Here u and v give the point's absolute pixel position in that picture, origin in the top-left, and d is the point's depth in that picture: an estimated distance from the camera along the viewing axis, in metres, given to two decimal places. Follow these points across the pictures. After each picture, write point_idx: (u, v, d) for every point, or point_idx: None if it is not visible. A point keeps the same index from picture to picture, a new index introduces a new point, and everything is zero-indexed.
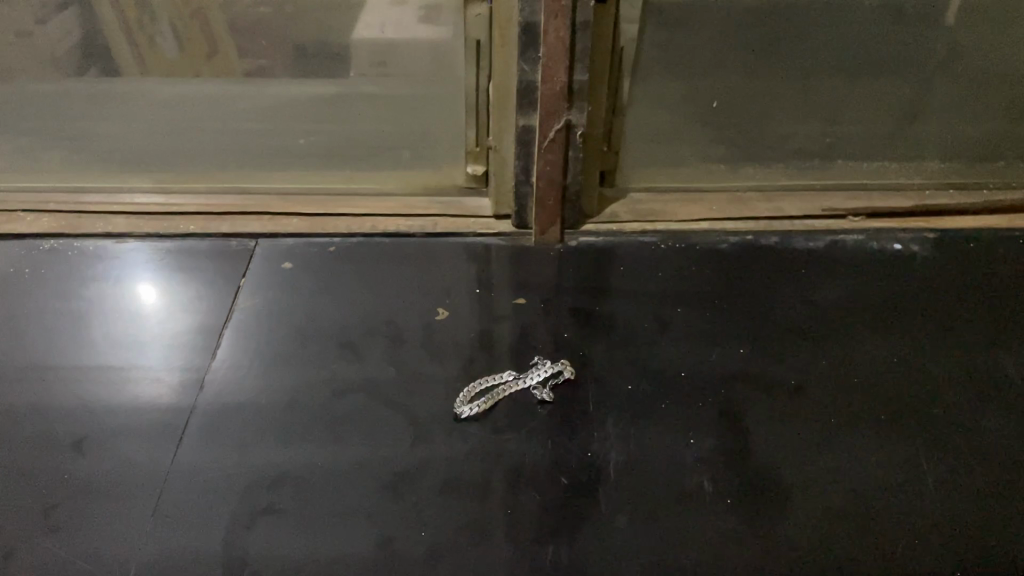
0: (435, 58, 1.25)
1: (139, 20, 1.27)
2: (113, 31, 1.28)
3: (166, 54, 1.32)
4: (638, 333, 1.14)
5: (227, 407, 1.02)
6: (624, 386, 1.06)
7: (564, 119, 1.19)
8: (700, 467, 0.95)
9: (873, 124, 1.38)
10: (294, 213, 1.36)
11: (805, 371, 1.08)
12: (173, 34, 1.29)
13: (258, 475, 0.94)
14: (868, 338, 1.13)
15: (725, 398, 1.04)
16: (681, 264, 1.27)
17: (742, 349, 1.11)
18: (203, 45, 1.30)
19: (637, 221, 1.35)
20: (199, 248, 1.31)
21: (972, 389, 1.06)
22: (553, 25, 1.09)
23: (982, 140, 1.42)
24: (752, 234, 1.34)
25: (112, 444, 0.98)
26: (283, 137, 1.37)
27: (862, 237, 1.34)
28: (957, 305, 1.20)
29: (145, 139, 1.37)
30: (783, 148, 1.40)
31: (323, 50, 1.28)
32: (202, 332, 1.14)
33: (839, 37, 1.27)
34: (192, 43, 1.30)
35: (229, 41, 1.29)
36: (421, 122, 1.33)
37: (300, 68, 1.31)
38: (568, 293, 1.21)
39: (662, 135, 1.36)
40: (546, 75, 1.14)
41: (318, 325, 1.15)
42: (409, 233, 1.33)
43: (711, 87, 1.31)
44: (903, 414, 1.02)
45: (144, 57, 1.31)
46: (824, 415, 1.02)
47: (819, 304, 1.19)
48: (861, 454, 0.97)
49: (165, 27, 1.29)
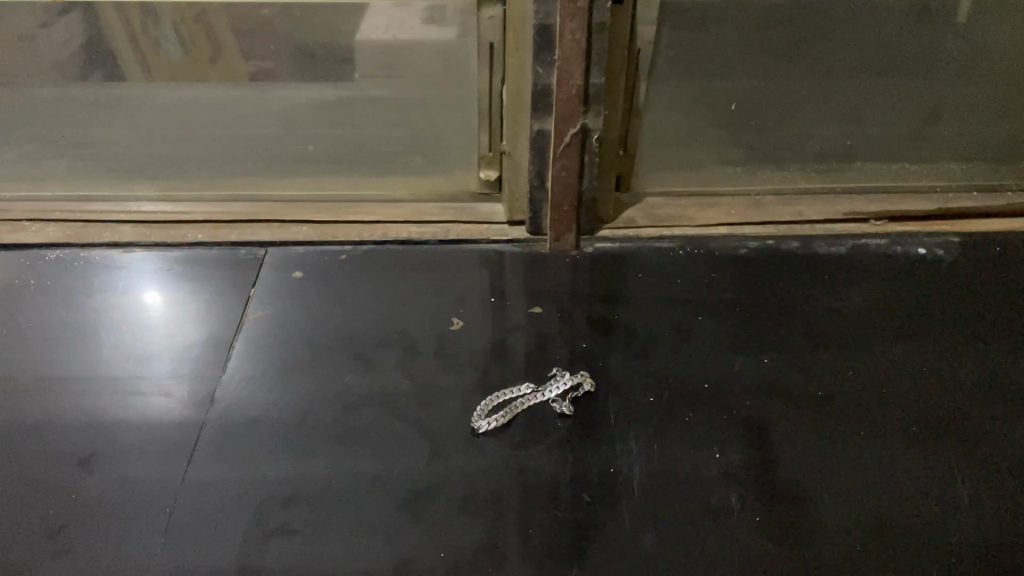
0: (444, 61, 1.23)
1: (142, 26, 1.25)
2: (118, 35, 1.25)
3: (169, 56, 1.28)
4: (657, 342, 1.11)
5: (239, 423, 0.99)
6: (645, 399, 1.03)
7: (580, 123, 1.16)
8: (725, 483, 0.92)
9: (894, 126, 1.35)
10: (303, 221, 1.33)
11: (832, 382, 1.05)
12: (177, 38, 1.26)
13: (270, 494, 0.91)
14: (895, 347, 1.10)
15: (751, 411, 1.01)
16: (701, 271, 1.24)
17: (766, 358, 1.08)
18: (208, 46, 1.26)
19: (654, 226, 1.32)
20: (208, 257, 1.28)
21: (1004, 398, 1.03)
22: (568, 26, 1.06)
23: (1006, 140, 1.38)
24: (773, 239, 1.31)
25: (121, 462, 0.95)
26: (288, 143, 1.34)
27: (885, 241, 1.30)
28: (986, 311, 1.16)
29: (150, 147, 1.35)
30: (802, 150, 1.37)
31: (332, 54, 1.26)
32: (211, 345, 1.11)
33: (862, 34, 1.24)
34: (196, 46, 1.26)
35: (233, 46, 1.25)
36: (431, 127, 1.30)
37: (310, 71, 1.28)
38: (585, 301, 1.18)
39: (678, 138, 1.33)
40: (561, 79, 1.11)
41: (329, 337, 1.12)
42: (421, 240, 1.30)
43: (729, 87, 1.28)
44: (935, 426, 0.99)
45: (149, 61, 1.28)
46: (853, 427, 0.99)
47: (844, 312, 1.16)
48: (892, 467, 0.94)
49: (169, 31, 1.25)
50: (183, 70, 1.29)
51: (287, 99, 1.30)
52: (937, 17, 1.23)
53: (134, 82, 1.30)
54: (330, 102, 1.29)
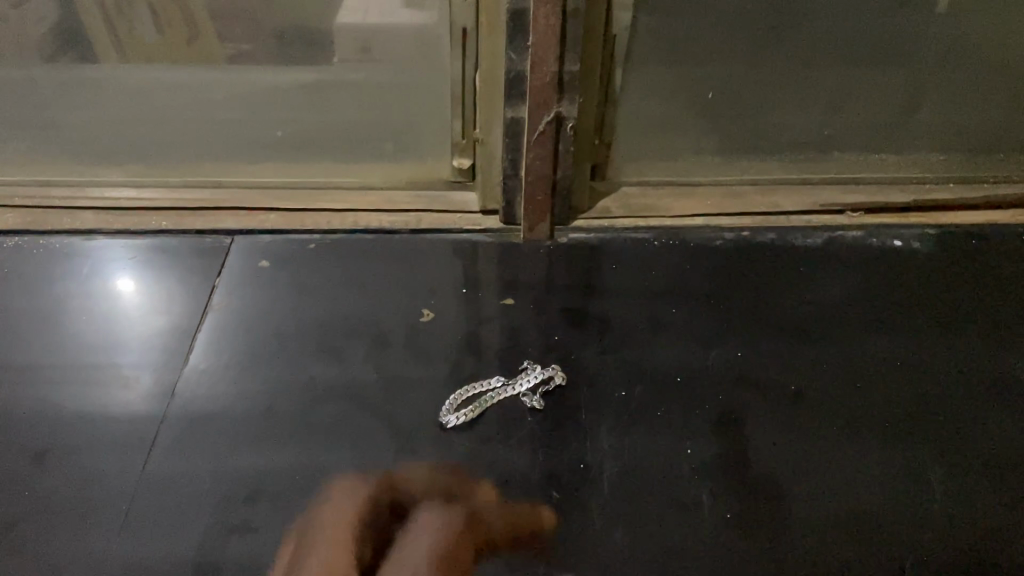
0: (418, 45, 1.20)
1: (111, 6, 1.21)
2: (92, 20, 1.21)
3: (145, 40, 1.24)
4: (630, 334, 1.09)
5: (201, 416, 0.97)
6: (617, 393, 1.01)
7: (555, 110, 1.13)
8: (698, 479, 0.91)
9: (873, 115, 1.34)
10: (271, 209, 1.30)
11: (807, 375, 1.04)
12: (153, 20, 1.22)
13: (233, 489, 0.88)
14: (872, 341, 1.09)
15: (725, 405, 0.99)
16: (676, 262, 1.22)
17: (741, 352, 1.07)
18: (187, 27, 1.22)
19: (630, 217, 1.30)
20: (174, 246, 1.25)
21: (979, 394, 1.02)
22: (543, 11, 1.03)
23: (983, 131, 1.38)
24: (748, 230, 1.29)
25: (78, 456, 0.92)
26: (257, 128, 1.30)
27: (861, 233, 1.29)
28: (962, 305, 1.15)
29: (116, 132, 1.31)
30: (780, 141, 1.35)
31: (303, 38, 1.22)
32: (175, 335, 1.08)
33: (841, 21, 1.22)
34: (170, 29, 1.23)
35: (207, 26, 1.22)
36: (403, 113, 1.27)
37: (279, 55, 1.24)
38: (559, 292, 1.16)
39: (655, 127, 1.30)
40: (534, 65, 1.08)
41: (296, 330, 1.09)
42: (393, 229, 1.27)
43: (706, 76, 1.26)
44: (910, 422, 0.98)
45: (125, 44, 1.24)
46: (827, 422, 0.98)
47: (819, 305, 1.15)
48: (868, 464, 0.93)
49: (144, 13, 1.21)
50: (155, 53, 1.25)
51: (270, 83, 1.26)
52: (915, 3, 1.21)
53: (104, 66, 1.26)
54: (311, 86, 1.26)
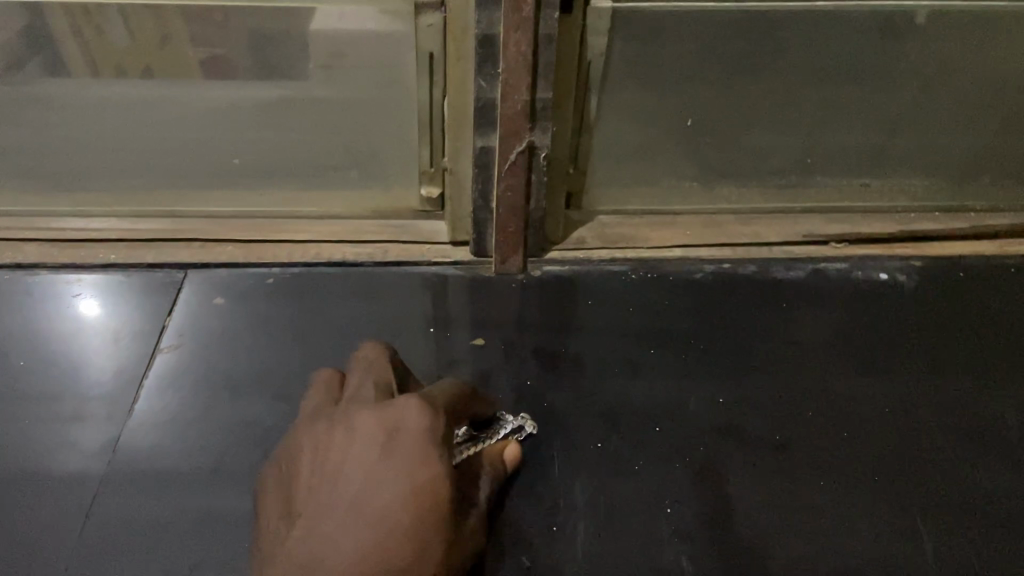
0: (383, 64, 1.12)
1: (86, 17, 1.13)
2: (60, 30, 1.15)
3: (116, 46, 1.18)
4: (605, 377, 1.04)
5: (145, 474, 0.92)
6: (593, 445, 0.96)
7: (527, 140, 1.07)
8: (678, 542, 0.87)
9: (853, 140, 1.29)
10: (229, 240, 1.24)
11: (791, 423, 0.99)
12: (124, 26, 1.14)
13: (176, 558, 0.85)
14: (857, 384, 1.05)
15: (706, 457, 0.95)
16: (654, 297, 1.17)
17: (722, 397, 1.02)
18: (157, 36, 1.16)
19: (606, 247, 1.24)
20: (123, 283, 1.17)
21: (969, 444, 0.98)
22: (513, 36, 0.96)
23: (972, 156, 1.33)
24: (729, 262, 1.24)
25: (11, 520, 0.88)
26: (218, 151, 1.24)
27: (844, 266, 1.24)
28: (950, 343, 1.11)
29: (74, 155, 1.24)
30: (762, 167, 1.31)
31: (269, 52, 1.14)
32: (121, 382, 1.03)
33: (827, 34, 1.16)
34: (143, 35, 1.16)
35: (181, 35, 1.14)
36: (368, 135, 1.21)
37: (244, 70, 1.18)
38: (532, 331, 1.11)
39: (632, 153, 1.25)
40: (504, 93, 1.02)
41: (251, 375, 1.04)
42: (357, 261, 1.21)
43: (683, 103, 1.21)
44: (898, 475, 0.94)
45: (95, 54, 1.19)
46: (812, 476, 0.94)
47: (801, 344, 1.10)
48: (854, 523, 0.90)
49: (114, 17, 1.13)
50: (119, 59, 1.19)
51: (239, 98, 1.21)
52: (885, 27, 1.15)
53: (68, 79, 1.22)
54: (277, 104, 1.20)
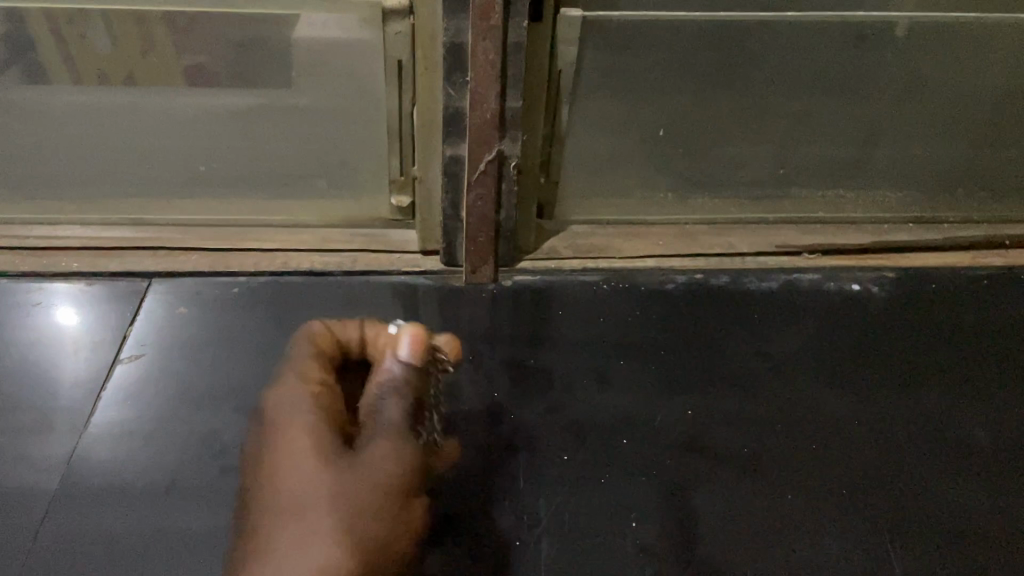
0: (352, 73, 1.11)
1: (69, 24, 1.10)
2: (42, 36, 1.12)
3: (96, 49, 1.14)
4: (574, 389, 1.03)
5: (99, 488, 0.90)
6: (560, 458, 0.95)
7: (496, 150, 1.05)
8: (643, 558, 0.86)
9: (829, 152, 1.29)
10: (195, 249, 1.23)
11: (761, 435, 0.99)
12: (108, 34, 1.11)
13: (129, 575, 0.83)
14: (828, 397, 1.04)
15: (673, 471, 0.94)
16: (626, 308, 1.16)
17: (691, 410, 1.01)
18: (141, 45, 1.12)
19: (578, 257, 1.24)
20: (85, 291, 1.16)
21: (939, 457, 0.98)
22: (482, 45, 0.96)
23: (945, 168, 1.33)
24: (702, 273, 1.23)
25: None
26: (184, 160, 1.22)
27: (818, 276, 1.24)
28: (921, 356, 1.11)
29: (42, 163, 1.21)
30: (737, 178, 1.30)
31: (251, 61, 1.12)
32: (79, 394, 1.01)
33: (803, 48, 1.15)
34: (125, 41, 1.12)
35: (161, 43, 1.11)
36: (338, 144, 1.20)
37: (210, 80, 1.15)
38: (502, 342, 1.09)
39: (604, 163, 1.24)
40: (474, 102, 1.01)
41: (213, 386, 1.02)
42: (325, 271, 1.20)
43: (659, 112, 1.21)
44: (868, 489, 0.94)
45: (77, 66, 1.15)
46: (781, 489, 0.93)
47: (771, 355, 1.09)
48: (823, 537, 0.89)
49: (99, 26, 1.11)
50: (88, 67, 1.16)
51: (200, 108, 1.17)
52: (861, 40, 1.15)
53: (31, 87, 1.17)
54: (246, 112, 1.18)
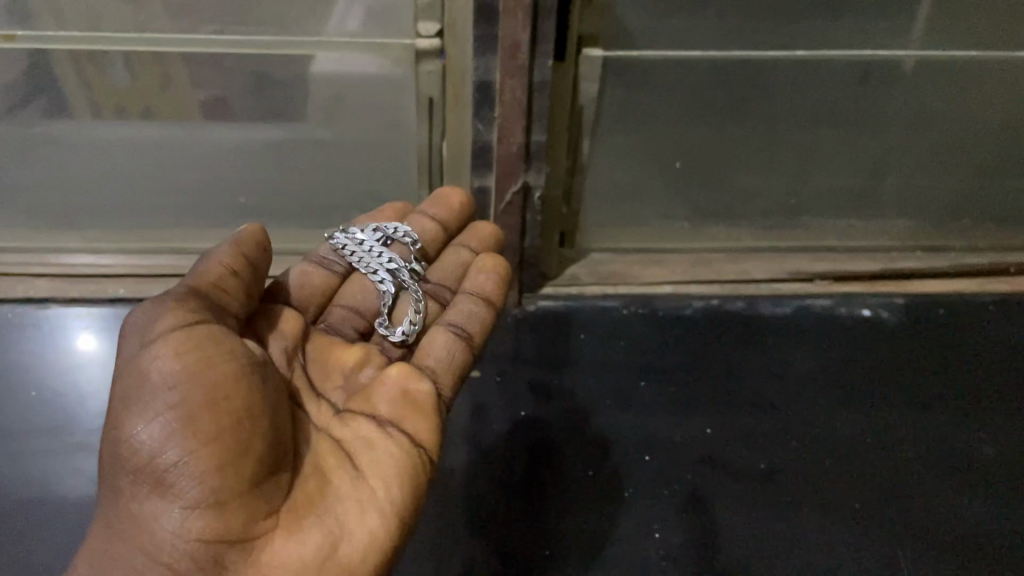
0: (384, 107, 1.16)
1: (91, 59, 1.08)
2: (68, 77, 1.10)
3: (115, 84, 1.12)
4: (597, 407, 1.08)
5: None
6: (585, 472, 1.00)
7: (521, 180, 1.12)
8: (666, 567, 0.91)
9: (841, 183, 1.33)
10: None
11: (778, 453, 1.03)
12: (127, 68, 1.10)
13: None
14: (841, 417, 1.08)
15: (693, 485, 0.99)
16: (645, 333, 1.21)
17: (710, 429, 1.06)
18: (160, 79, 1.12)
19: (598, 284, 1.29)
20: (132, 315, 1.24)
21: (948, 474, 1.02)
22: (509, 83, 1.02)
23: (952, 199, 1.37)
24: (718, 298, 1.28)
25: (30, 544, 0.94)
26: (222, 194, 1.28)
27: (829, 303, 1.28)
28: (931, 378, 1.15)
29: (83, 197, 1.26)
30: (748, 208, 1.35)
31: (277, 94, 1.14)
32: None
33: (815, 87, 1.19)
34: (145, 74, 1.11)
35: (181, 79, 1.12)
36: (369, 173, 1.25)
37: (221, 110, 1.16)
38: (528, 363, 1.14)
39: (622, 193, 1.29)
40: (502, 135, 1.08)
41: None
42: None
43: (678, 147, 1.25)
44: (880, 505, 0.98)
45: (99, 102, 1.14)
46: (796, 503, 0.98)
47: (784, 378, 1.14)
48: (837, 547, 0.93)
49: (118, 60, 1.08)
50: (112, 100, 1.14)
51: (231, 141, 1.20)
52: (867, 75, 1.18)
53: (60, 121, 1.16)
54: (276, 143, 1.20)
